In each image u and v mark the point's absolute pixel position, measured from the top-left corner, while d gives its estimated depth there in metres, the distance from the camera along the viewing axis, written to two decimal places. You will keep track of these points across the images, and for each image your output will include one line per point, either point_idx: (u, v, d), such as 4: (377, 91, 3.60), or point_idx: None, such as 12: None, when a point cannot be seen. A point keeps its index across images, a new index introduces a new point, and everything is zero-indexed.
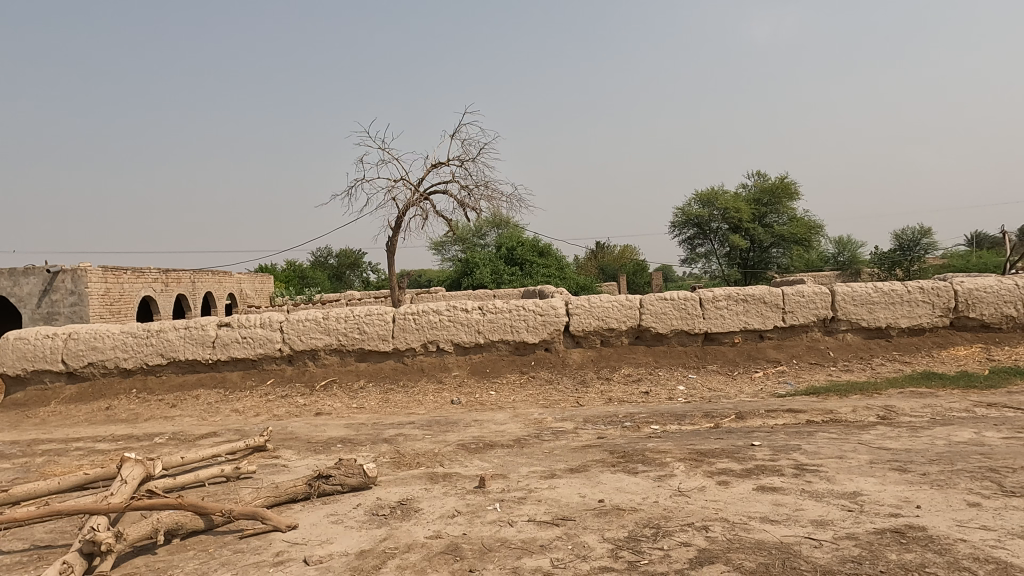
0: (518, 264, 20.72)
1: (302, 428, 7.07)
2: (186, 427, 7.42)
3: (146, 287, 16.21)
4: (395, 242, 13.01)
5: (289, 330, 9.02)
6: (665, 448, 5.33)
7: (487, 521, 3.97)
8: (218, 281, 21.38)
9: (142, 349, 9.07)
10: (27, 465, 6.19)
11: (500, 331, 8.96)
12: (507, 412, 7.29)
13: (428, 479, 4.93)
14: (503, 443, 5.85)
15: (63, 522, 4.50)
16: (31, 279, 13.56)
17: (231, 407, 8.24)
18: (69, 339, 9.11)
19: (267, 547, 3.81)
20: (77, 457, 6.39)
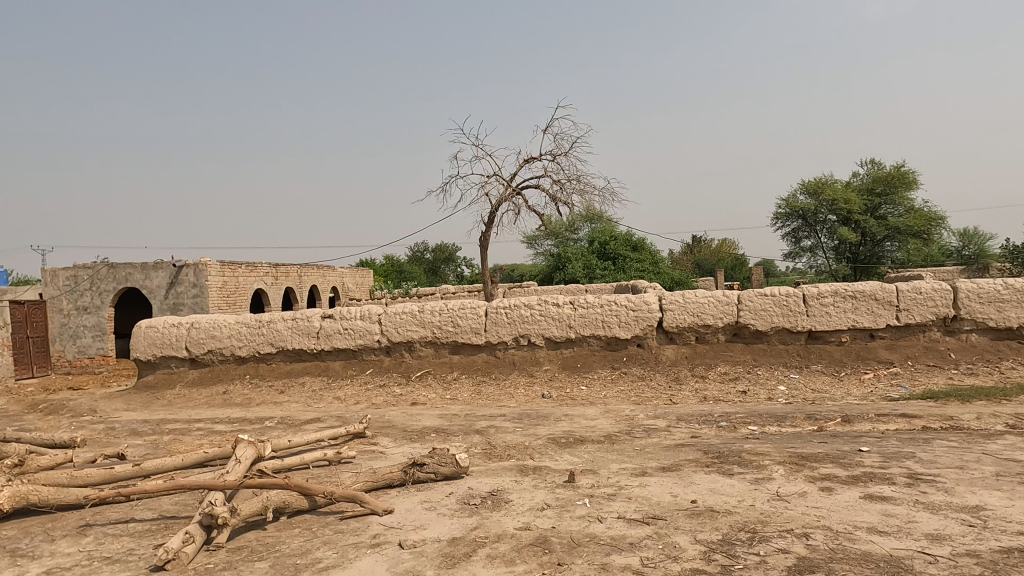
0: (611, 259, 20.53)
1: (397, 417, 7.33)
2: (293, 412, 7.89)
3: (258, 280, 17.32)
4: (487, 237, 13.17)
5: (386, 322, 9.37)
6: (763, 451, 5.11)
7: (576, 516, 3.97)
8: (322, 275, 22.46)
9: (255, 338, 9.71)
10: (156, 442, 6.80)
11: (592, 326, 8.90)
12: (598, 408, 7.25)
13: (519, 471, 4.99)
14: (593, 439, 5.82)
15: (186, 496, 4.91)
16: (160, 272, 14.80)
17: (334, 395, 8.68)
18: (191, 328, 9.90)
19: (364, 529, 3.99)
20: (198, 436, 6.95)
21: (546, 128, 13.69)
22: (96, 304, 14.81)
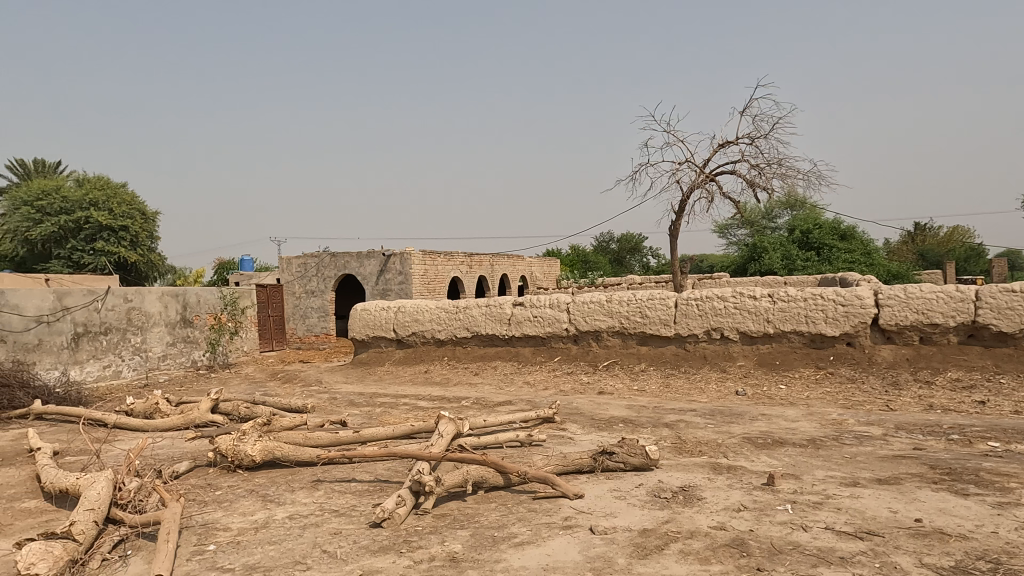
0: (814, 249, 18.91)
1: (585, 405, 7.43)
2: (486, 394, 8.34)
3: (455, 268, 18.49)
4: (677, 227, 12.79)
5: (574, 311, 9.51)
6: (1009, 471, 4.40)
7: (777, 521, 3.74)
8: (512, 264, 23.34)
9: (453, 322, 10.39)
10: (370, 413, 7.59)
11: (793, 321, 8.27)
12: (799, 409, 6.75)
13: (712, 469, 4.81)
14: (794, 442, 5.43)
15: (396, 463, 5.42)
16: (372, 261, 16.39)
17: (524, 380, 9.04)
18: (398, 311, 10.87)
19: (556, 510, 4.11)
20: (404, 410, 7.63)
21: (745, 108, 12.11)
22: (321, 288, 16.81)
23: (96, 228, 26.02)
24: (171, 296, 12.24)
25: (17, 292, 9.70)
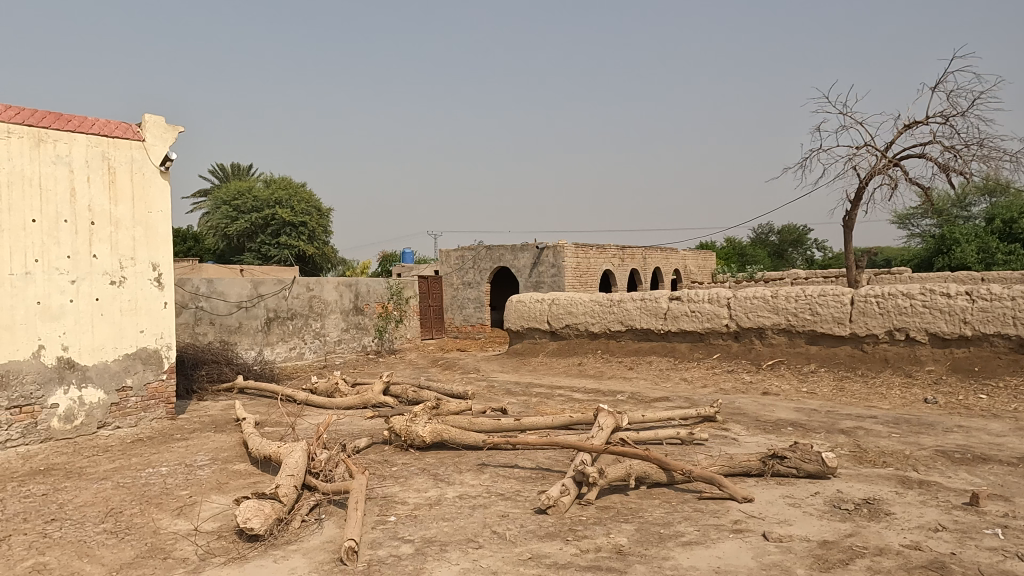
0: (1020, 242, 16.53)
1: (748, 405, 7.09)
2: (642, 389, 8.24)
3: (607, 262, 18.38)
4: (852, 217, 11.76)
5: (736, 306, 9.12)
6: None
7: (985, 546, 3.34)
8: (665, 258, 22.76)
9: (606, 316, 10.37)
10: (527, 402, 7.79)
11: (997, 323, 7.30)
12: (1005, 422, 5.96)
13: (900, 482, 4.40)
14: (1001, 460, 4.81)
15: (556, 453, 5.53)
16: (525, 254, 16.80)
17: (681, 376, 8.81)
18: (552, 304, 11.05)
19: (724, 512, 3.97)
20: (560, 401, 7.75)
21: (936, 86, 10.10)
22: (477, 280, 17.46)
23: (280, 223, 28.96)
24: (345, 286, 13.33)
25: (223, 281, 11.09)
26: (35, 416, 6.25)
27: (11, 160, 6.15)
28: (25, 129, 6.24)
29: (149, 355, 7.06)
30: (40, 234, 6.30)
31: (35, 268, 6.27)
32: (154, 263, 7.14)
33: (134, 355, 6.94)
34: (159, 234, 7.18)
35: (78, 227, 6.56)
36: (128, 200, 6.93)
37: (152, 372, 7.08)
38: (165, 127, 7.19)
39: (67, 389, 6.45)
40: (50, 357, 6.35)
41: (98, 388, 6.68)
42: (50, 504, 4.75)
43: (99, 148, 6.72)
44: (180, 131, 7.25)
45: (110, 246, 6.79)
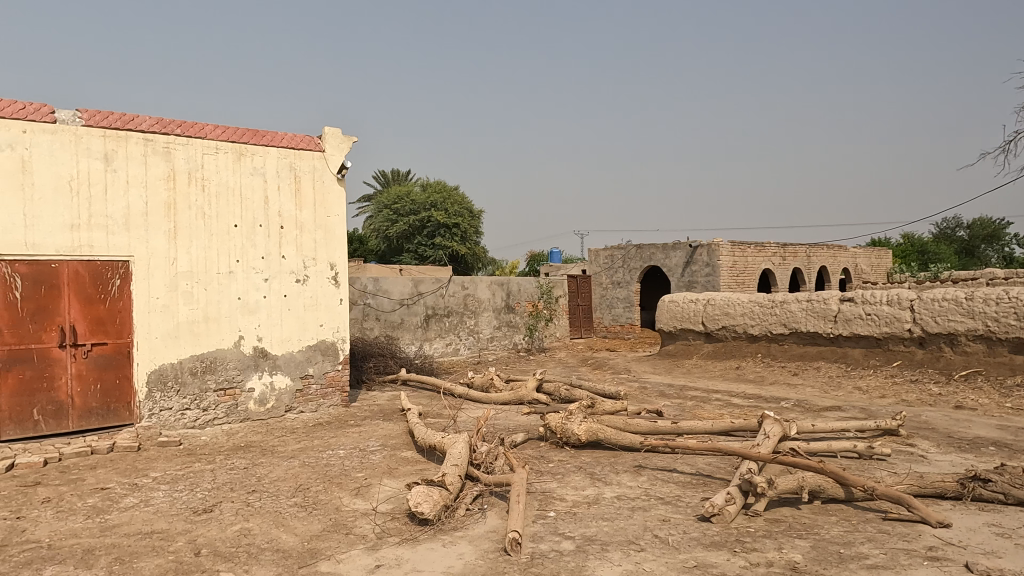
0: None
1: (938, 419, 6.36)
2: (809, 397, 7.68)
3: (766, 260, 17.33)
4: None
5: (921, 309, 8.23)
6: None
7: None
8: (833, 256, 21.01)
9: (768, 317, 9.79)
10: (683, 405, 7.56)
11: None
12: None
13: None
14: None
15: (717, 460, 5.31)
16: (677, 253, 16.36)
17: (854, 385, 8.10)
18: (707, 304, 10.64)
19: (916, 536, 3.60)
20: (718, 406, 7.44)
21: None
22: (626, 279, 17.20)
23: (436, 225, 30.43)
24: (497, 285, 13.70)
25: (387, 280, 11.88)
26: (236, 398, 7.09)
27: (219, 172, 7.02)
28: (230, 145, 7.09)
29: (327, 346, 7.73)
30: (241, 238, 7.14)
31: (237, 268, 7.11)
32: (332, 263, 7.80)
33: (315, 347, 7.63)
34: (336, 236, 7.84)
35: (270, 231, 7.34)
36: (311, 205, 7.63)
37: (329, 362, 7.75)
38: (341, 137, 7.82)
39: (261, 375, 7.25)
40: (248, 346, 7.17)
41: (286, 375, 7.43)
42: (251, 476, 5.36)
43: (288, 159, 7.47)
44: (354, 141, 7.86)
45: (296, 248, 7.53)
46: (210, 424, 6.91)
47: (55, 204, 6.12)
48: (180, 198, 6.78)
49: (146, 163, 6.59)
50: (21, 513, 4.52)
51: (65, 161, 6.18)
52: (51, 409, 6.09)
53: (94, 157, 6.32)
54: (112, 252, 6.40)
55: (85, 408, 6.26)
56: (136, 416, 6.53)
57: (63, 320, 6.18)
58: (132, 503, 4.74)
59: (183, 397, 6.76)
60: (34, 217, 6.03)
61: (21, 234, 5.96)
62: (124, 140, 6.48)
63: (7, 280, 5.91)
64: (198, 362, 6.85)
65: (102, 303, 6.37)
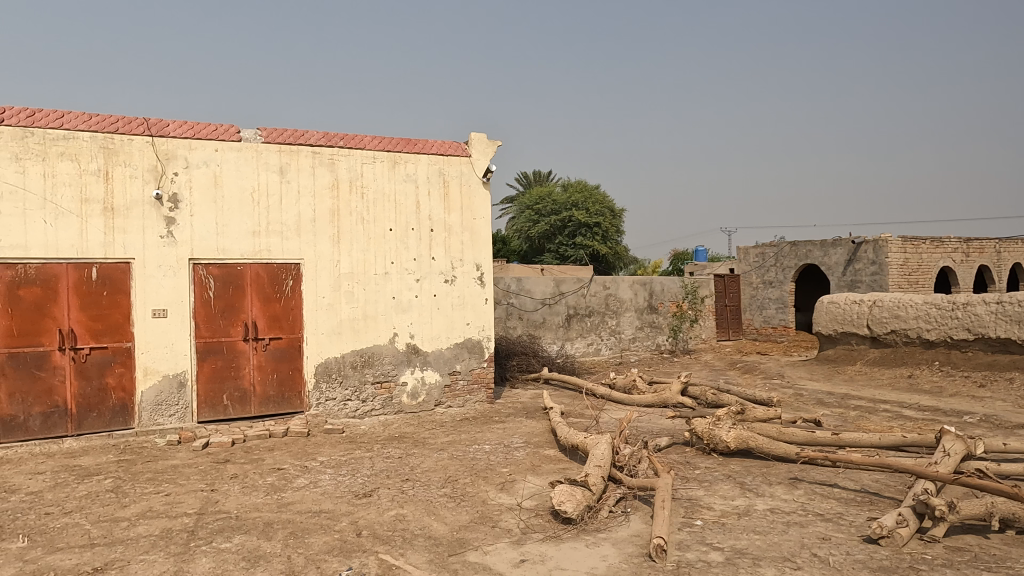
0: None
1: None
2: (1000, 412, 6.78)
3: (945, 257, 15.53)
4: None
5: None
6: None
7: None
8: None
9: (947, 321, 8.76)
10: (845, 416, 6.99)
11: None
12: None
13: None
14: None
15: (887, 477, 4.85)
16: (838, 250, 15.15)
17: None
18: (873, 306, 9.73)
19: None
20: (887, 418, 6.78)
21: None
22: (779, 279, 16.17)
23: (577, 225, 30.44)
24: (640, 284, 13.44)
25: (529, 280, 12.11)
26: (391, 391, 7.56)
27: (376, 180, 7.53)
28: (385, 154, 7.58)
29: (473, 344, 8.02)
30: (395, 241, 7.61)
31: (392, 269, 7.59)
32: (478, 263, 8.08)
33: (462, 344, 7.95)
34: (482, 237, 8.11)
35: (421, 234, 7.76)
36: (458, 208, 7.96)
37: (475, 360, 8.03)
38: (487, 142, 8.08)
39: (413, 370, 7.68)
40: (402, 343, 7.63)
41: (436, 371, 7.81)
42: (404, 466, 5.71)
43: (437, 165, 7.85)
44: (498, 145, 8.10)
45: (445, 249, 7.89)
46: (368, 415, 7.43)
47: (240, 213, 6.89)
48: (343, 205, 7.36)
49: (314, 174, 7.22)
50: (214, 486, 5.15)
51: (248, 174, 6.93)
52: (237, 395, 6.88)
53: (272, 170, 7.04)
54: (286, 255, 7.09)
55: (264, 395, 6.99)
56: (306, 404, 7.18)
57: (247, 317, 6.94)
58: (303, 484, 5.22)
59: (345, 389, 7.33)
60: (224, 225, 6.83)
61: (214, 240, 6.78)
62: (295, 153, 7.15)
63: (203, 281, 6.75)
64: (358, 356, 7.40)
65: (278, 302, 7.07)
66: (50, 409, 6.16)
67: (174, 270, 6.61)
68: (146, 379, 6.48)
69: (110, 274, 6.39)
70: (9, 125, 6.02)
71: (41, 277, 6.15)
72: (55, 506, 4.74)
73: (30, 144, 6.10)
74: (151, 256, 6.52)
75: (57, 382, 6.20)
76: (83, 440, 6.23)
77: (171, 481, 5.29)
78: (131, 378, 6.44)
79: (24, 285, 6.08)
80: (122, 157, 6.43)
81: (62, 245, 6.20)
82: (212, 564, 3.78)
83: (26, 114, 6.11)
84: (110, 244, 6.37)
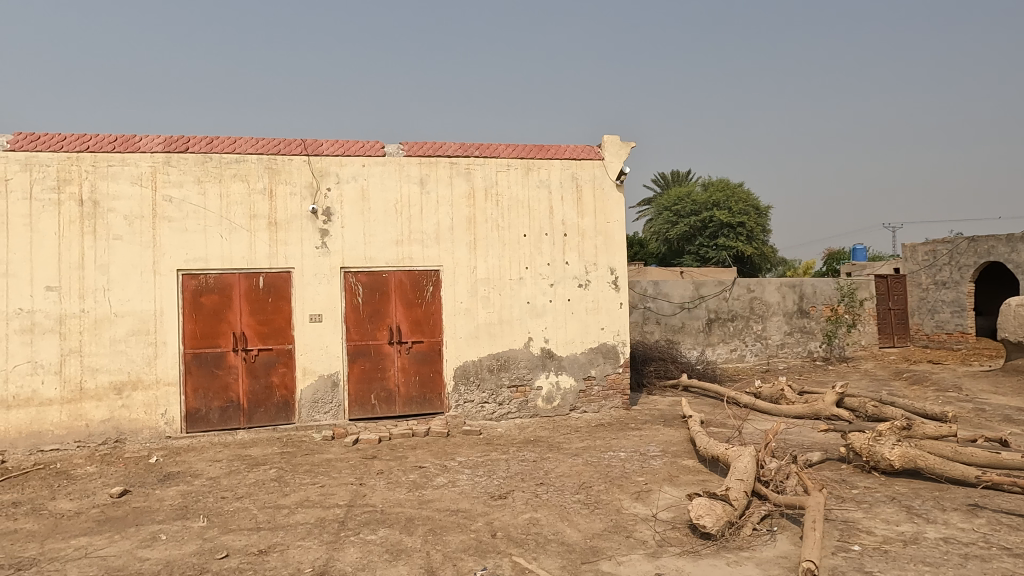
0: None
1: None
2: None
3: None
4: None
5: None
6: None
7: None
8: None
9: None
10: None
11: None
12: None
13: None
14: None
15: None
16: None
17: None
18: None
19: None
20: None
21: None
22: (956, 279, 14.45)
23: (718, 225, 29.14)
24: (788, 287, 12.55)
25: (667, 283, 11.81)
26: (526, 395, 7.65)
27: (511, 187, 7.68)
28: (519, 161, 7.71)
29: (608, 349, 7.91)
30: (529, 246, 7.71)
31: (526, 274, 7.69)
32: (612, 267, 7.97)
33: (597, 349, 7.87)
34: (616, 240, 7.98)
35: (555, 238, 7.79)
36: (592, 212, 7.91)
37: (611, 365, 7.92)
38: (620, 144, 7.96)
39: (548, 375, 7.72)
40: (537, 347, 7.70)
41: (570, 376, 7.80)
42: (539, 469, 5.75)
43: (571, 170, 7.85)
44: (633, 146, 7.95)
45: (579, 254, 7.87)
46: (505, 418, 7.57)
47: (385, 223, 7.32)
48: (479, 213, 7.58)
49: (451, 184, 7.50)
50: (362, 481, 5.49)
51: (392, 187, 7.35)
52: (383, 395, 7.29)
53: (413, 182, 7.41)
54: (427, 262, 7.42)
55: (408, 396, 7.36)
56: (446, 405, 7.46)
57: (392, 321, 7.33)
58: (442, 483, 5.42)
59: (482, 392, 7.53)
60: (371, 235, 7.28)
61: (362, 249, 7.25)
62: (435, 165, 7.47)
63: (352, 288, 7.24)
64: (495, 360, 7.57)
65: (419, 307, 7.42)
66: (226, 403, 6.90)
67: (327, 278, 7.15)
68: (305, 379, 7.06)
69: (275, 283, 7.04)
70: (193, 153, 6.84)
71: (218, 285, 6.90)
72: (230, 491, 5.29)
73: (209, 168, 6.88)
74: (309, 266, 7.10)
75: (232, 379, 6.92)
76: (253, 432, 6.91)
77: (325, 473, 5.71)
78: (292, 377, 7.04)
79: (205, 293, 6.87)
80: (284, 176, 7.07)
81: (235, 257, 6.93)
82: (358, 554, 4.02)
83: (206, 141, 6.90)
84: (274, 255, 7.02)
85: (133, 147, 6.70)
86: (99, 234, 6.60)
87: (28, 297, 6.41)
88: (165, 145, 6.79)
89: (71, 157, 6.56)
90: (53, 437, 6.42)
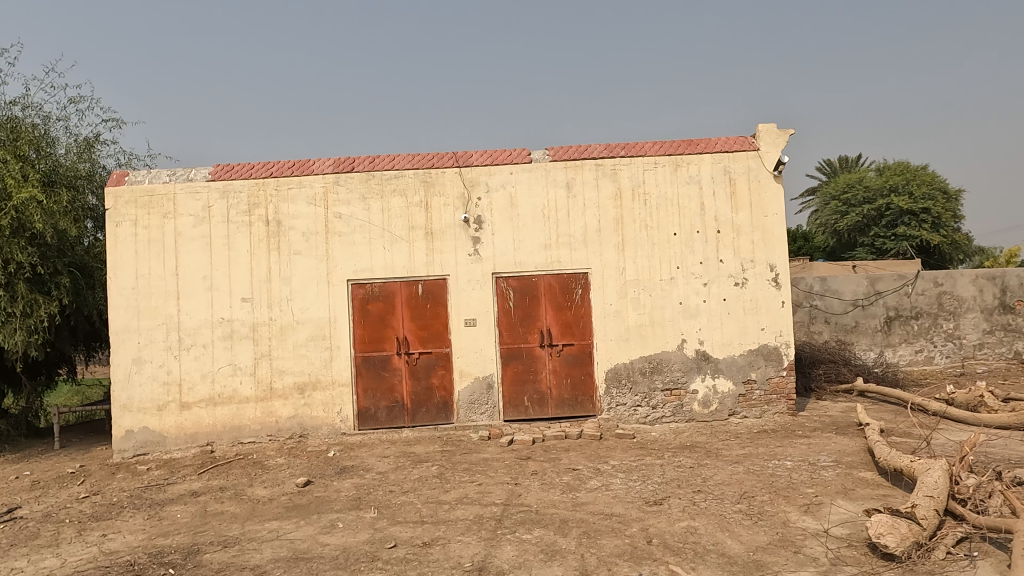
0: None
1: None
2: None
3: None
4: None
5: None
6: None
7: None
8: None
9: None
10: None
11: None
12: None
13: None
14: None
15: None
16: None
17: None
18: None
19: None
20: None
21: None
22: None
23: (897, 213, 26.36)
24: (986, 279, 10.87)
25: (837, 279, 11.03)
26: (682, 399, 7.41)
27: (659, 185, 7.49)
28: (667, 158, 7.50)
29: (770, 351, 7.44)
30: (680, 246, 7.47)
31: (678, 274, 7.46)
32: (772, 264, 7.48)
33: (757, 351, 7.44)
34: (776, 235, 7.48)
35: (708, 236, 7.48)
36: (748, 207, 7.49)
37: (773, 368, 7.43)
38: (777, 132, 7.47)
39: (704, 377, 7.42)
40: (691, 349, 7.43)
41: (728, 379, 7.43)
42: (696, 476, 5.53)
43: (723, 164, 7.50)
44: (792, 133, 7.42)
45: (733, 251, 7.49)
46: (659, 422, 7.39)
47: (534, 228, 7.46)
48: (627, 214, 7.48)
49: (598, 186, 7.48)
50: (518, 481, 5.62)
51: (540, 193, 7.47)
52: (536, 397, 7.42)
53: (560, 186, 7.48)
54: (576, 265, 7.45)
55: (560, 398, 7.42)
56: (598, 408, 7.43)
57: (543, 324, 7.44)
58: (596, 486, 5.40)
59: (635, 395, 7.40)
60: (521, 240, 7.45)
61: (512, 255, 7.44)
62: (581, 168, 7.48)
63: (504, 293, 7.45)
64: (647, 363, 7.41)
65: (569, 310, 7.47)
66: (393, 403, 7.40)
67: (481, 284, 7.42)
68: (463, 381, 7.38)
69: (432, 289, 7.44)
70: (358, 171, 7.44)
71: (383, 293, 7.43)
72: (397, 485, 5.66)
73: (372, 185, 7.43)
74: (462, 272, 7.41)
75: (397, 380, 7.40)
76: (417, 430, 7.34)
77: (483, 472, 5.92)
78: (450, 379, 7.39)
79: (372, 300, 7.42)
80: (438, 188, 7.44)
81: (397, 266, 7.42)
82: (515, 552, 4.13)
83: (368, 161, 7.48)
84: (431, 263, 7.42)
85: (308, 170, 7.43)
86: (282, 250, 7.37)
87: (228, 307, 7.32)
88: (334, 166, 7.45)
89: (258, 182, 7.40)
90: (251, 431, 7.26)
